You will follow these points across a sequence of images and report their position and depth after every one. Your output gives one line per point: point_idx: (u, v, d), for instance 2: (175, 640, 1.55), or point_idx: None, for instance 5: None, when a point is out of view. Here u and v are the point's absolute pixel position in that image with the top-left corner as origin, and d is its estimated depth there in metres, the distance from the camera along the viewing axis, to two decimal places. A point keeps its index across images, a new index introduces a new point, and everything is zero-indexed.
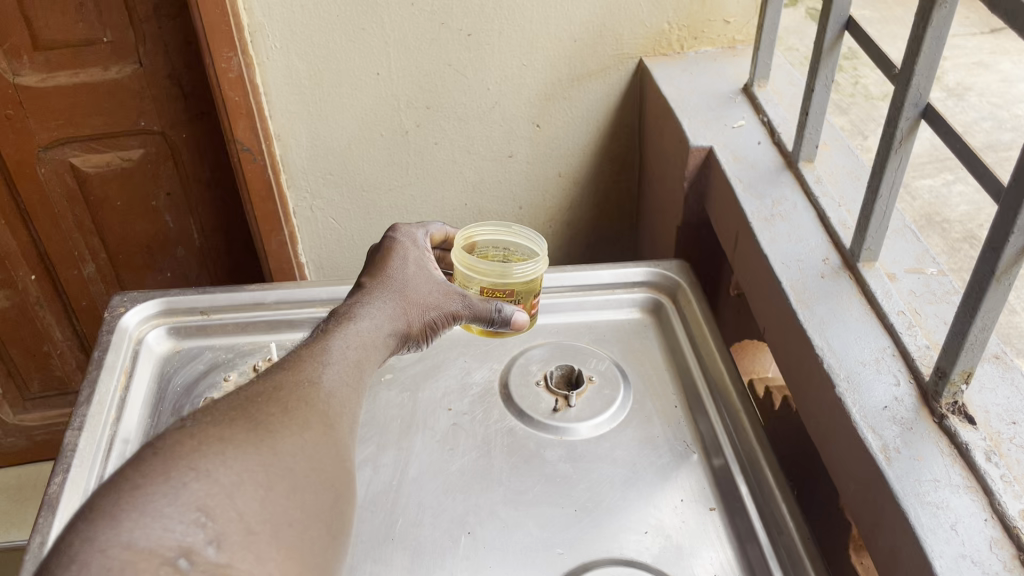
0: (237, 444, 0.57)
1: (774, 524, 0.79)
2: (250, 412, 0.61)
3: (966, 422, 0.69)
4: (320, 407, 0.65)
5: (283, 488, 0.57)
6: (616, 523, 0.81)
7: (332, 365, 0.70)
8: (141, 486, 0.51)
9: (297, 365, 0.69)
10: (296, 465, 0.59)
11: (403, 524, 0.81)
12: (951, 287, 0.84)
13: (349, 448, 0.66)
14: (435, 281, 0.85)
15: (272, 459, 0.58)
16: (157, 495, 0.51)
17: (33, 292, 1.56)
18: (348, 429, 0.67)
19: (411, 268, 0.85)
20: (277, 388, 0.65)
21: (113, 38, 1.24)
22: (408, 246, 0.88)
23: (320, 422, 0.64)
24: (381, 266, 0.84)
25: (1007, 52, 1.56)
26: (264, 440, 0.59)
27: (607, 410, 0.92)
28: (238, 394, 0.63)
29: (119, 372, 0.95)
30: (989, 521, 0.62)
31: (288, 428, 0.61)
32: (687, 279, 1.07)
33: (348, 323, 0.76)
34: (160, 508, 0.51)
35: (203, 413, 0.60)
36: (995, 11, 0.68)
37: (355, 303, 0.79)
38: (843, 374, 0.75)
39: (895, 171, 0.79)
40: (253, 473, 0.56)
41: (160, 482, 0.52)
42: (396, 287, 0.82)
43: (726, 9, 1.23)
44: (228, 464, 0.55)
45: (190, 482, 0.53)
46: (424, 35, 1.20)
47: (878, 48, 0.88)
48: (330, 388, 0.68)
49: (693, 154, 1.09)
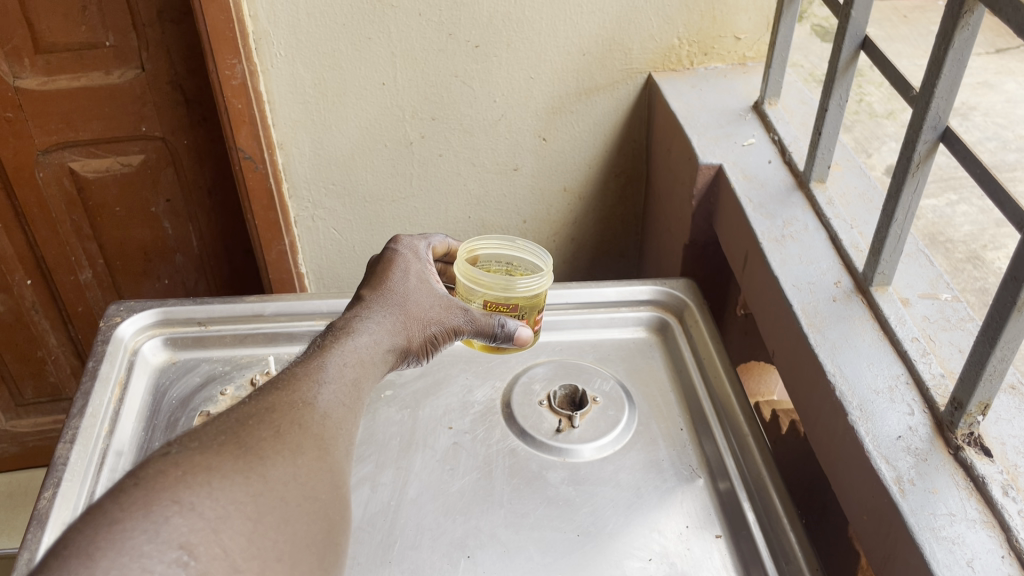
0: (225, 472, 0.55)
1: (782, 555, 0.77)
2: (242, 436, 0.59)
3: (982, 454, 0.67)
4: (313, 429, 0.63)
5: (272, 520, 0.55)
6: (619, 551, 0.79)
7: (328, 384, 0.68)
8: (119, 521, 0.49)
9: (292, 384, 0.66)
10: (287, 494, 0.58)
11: (401, 546, 0.79)
12: (965, 315, 0.83)
13: (345, 472, 0.64)
14: (436, 294, 0.83)
15: (262, 488, 0.56)
16: (136, 532, 0.49)
17: (29, 297, 1.54)
18: (344, 452, 0.65)
19: (412, 281, 0.83)
20: (269, 410, 0.63)
21: (115, 41, 1.23)
22: (409, 258, 0.86)
23: (314, 446, 0.62)
24: (381, 279, 0.82)
25: (1012, 72, 1.55)
26: (254, 467, 0.57)
27: (610, 432, 0.90)
28: (228, 416, 0.61)
29: (114, 384, 0.93)
30: (1006, 559, 0.60)
31: (280, 453, 0.59)
32: (694, 298, 1.06)
33: (346, 339, 0.74)
34: (139, 546, 0.48)
35: (191, 437, 0.58)
36: (1007, 25, 0.64)
37: (353, 317, 0.77)
38: (855, 403, 0.73)
39: (912, 195, 0.77)
40: (240, 505, 0.54)
41: (141, 517, 0.49)
42: (396, 300, 0.80)
43: (737, 25, 1.22)
44: (214, 497, 0.53)
45: (172, 516, 0.51)
46: (432, 46, 1.19)
47: (895, 69, 0.86)
48: (325, 408, 0.66)
49: (702, 172, 1.08)
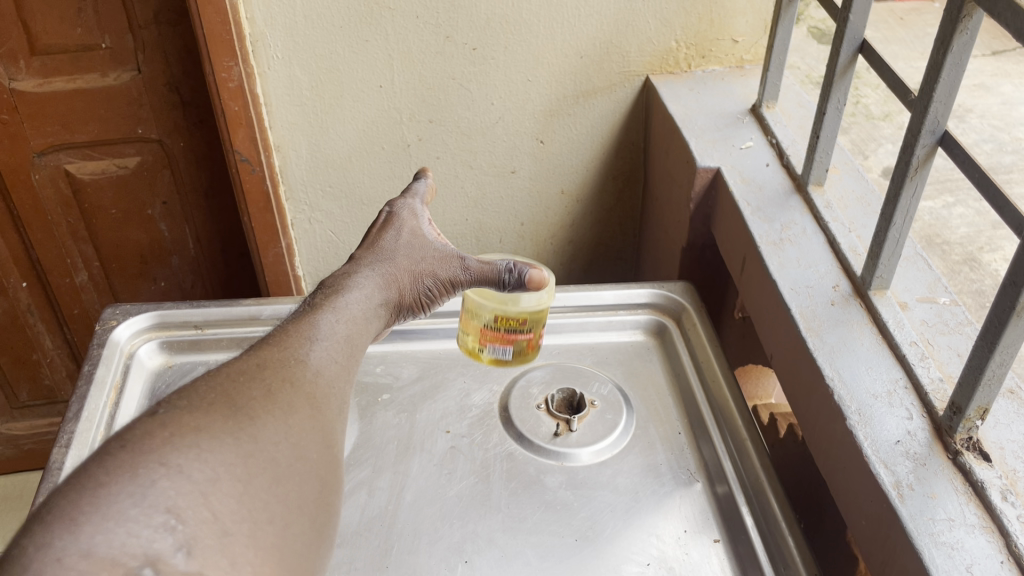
0: (215, 433, 0.54)
1: (781, 559, 0.76)
2: (231, 395, 0.58)
3: (981, 458, 0.67)
4: (306, 388, 0.63)
5: (261, 482, 0.54)
6: (617, 555, 0.79)
7: (321, 341, 0.68)
8: (104, 485, 0.47)
9: (284, 341, 0.66)
10: (278, 454, 0.56)
11: (399, 551, 0.79)
12: (964, 318, 0.83)
13: (337, 433, 0.64)
14: (432, 249, 0.83)
15: (252, 449, 0.55)
16: (122, 496, 0.47)
17: (24, 299, 1.53)
18: (336, 411, 0.65)
19: (405, 238, 0.83)
20: (261, 366, 0.62)
21: (111, 43, 1.22)
22: (405, 216, 0.85)
23: (306, 405, 0.61)
24: (375, 238, 0.82)
25: (1008, 75, 1.56)
26: (245, 427, 0.56)
27: (609, 435, 0.90)
28: (220, 371, 0.61)
29: (110, 388, 0.93)
30: (1005, 564, 0.60)
31: (270, 413, 0.58)
32: (692, 302, 1.06)
33: (337, 298, 0.74)
34: (124, 510, 0.47)
35: (181, 397, 0.56)
36: (1004, 28, 0.63)
37: (344, 276, 0.77)
38: (854, 407, 0.73)
39: (910, 198, 0.77)
40: (231, 467, 0.52)
41: (126, 480, 0.48)
42: (389, 259, 0.80)
43: (735, 28, 1.22)
44: (203, 459, 0.51)
45: (159, 479, 0.49)
46: (429, 48, 1.18)
47: (894, 75, 0.86)
48: (317, 365, 0.66)
49: (699, 175, 1.08)
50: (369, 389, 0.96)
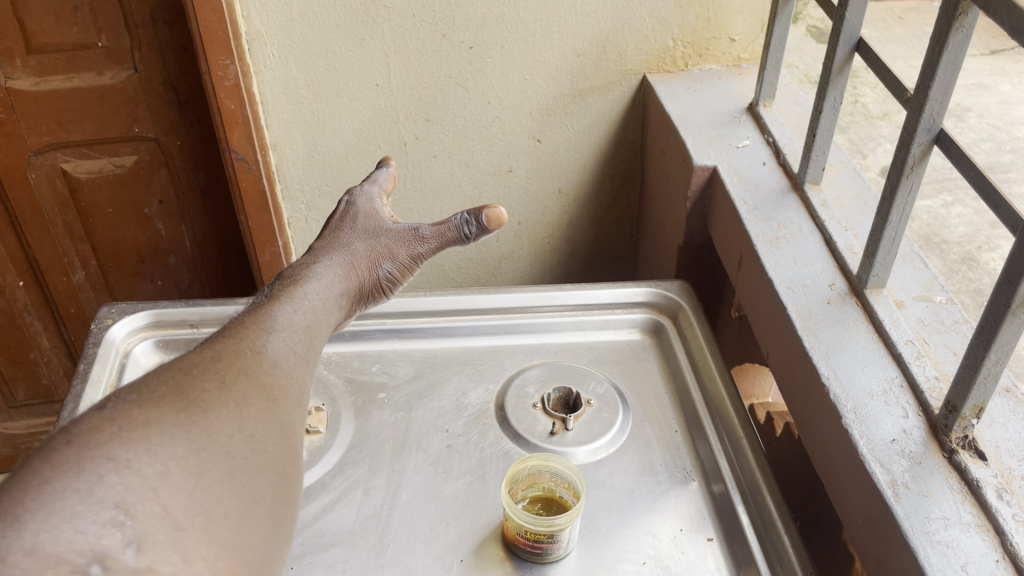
0: (165, 427, 0.53)
1: (776, 557, 0.76)
2: (184, 388, 0.57)
3: (976, 456, 0.67)
4: (261, 378, 0.62)
5: (214, 475, 0.53)
6: (612, 556, 0.78)
7: (277, 332, 0.68)
8: (49, 482, 0.46)
9: (241, 333, 0.66)
10: (232, 448, 0.55)
11: (394, 550, 0.78)
12: (960, 317, 0.83)
13: (293, 424, 0.63)
14: (388, 230, 0.83)
15: (204, 442, 0.54)
16: (67, 492, 0.46)
17: (20, 298, 1.53)
18: (293, 402, 0.65)
19: (360, 224, 0.84)
20: (215, 358, 0.62)
21: (107, 42, 1.22)
22: (361, 206, 0.87)
23: (260, 398, 0.61)
24: (332, 231, 0.84)
25: (1007, 74, 1.56)
26: (197, 421, 0.55)
27: (605, 434, 0.90)
28: (172, 364, 0.60)
29: (105, 387, 0.93)
30: (1000, 563, 0.60)
31: (223, 405, 0.57)
32: (689, 301, 1.05)
33: (296, 288, 0.75)
34: (71, 506, 0.46)
35: (131, 391, 0.55)
36: (997, 23, 0.63)
37: (302, 268, 0.79)
38: (849, 405, 0.73)
39: (906, 198, 0.77)
40: (181, 461, 0.52)
41: (73, 476, 0.47)
42: (344, 249, 0.81)
43: (731, 27, 1.22)
44: (153, 453, 0.51)
45: (107, 475, 0.48)
46: (425, 47, 1.18)
47: (889, 71, 0.86)
48: (274, 356, 0.66)
49: (696, 174, 1.08)
50: (365, 388, 0.96)
